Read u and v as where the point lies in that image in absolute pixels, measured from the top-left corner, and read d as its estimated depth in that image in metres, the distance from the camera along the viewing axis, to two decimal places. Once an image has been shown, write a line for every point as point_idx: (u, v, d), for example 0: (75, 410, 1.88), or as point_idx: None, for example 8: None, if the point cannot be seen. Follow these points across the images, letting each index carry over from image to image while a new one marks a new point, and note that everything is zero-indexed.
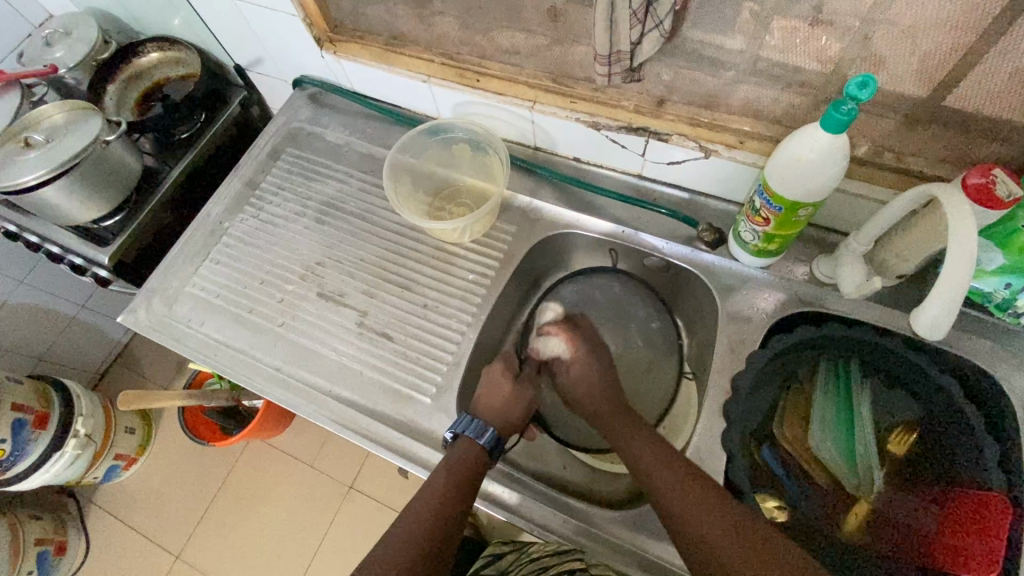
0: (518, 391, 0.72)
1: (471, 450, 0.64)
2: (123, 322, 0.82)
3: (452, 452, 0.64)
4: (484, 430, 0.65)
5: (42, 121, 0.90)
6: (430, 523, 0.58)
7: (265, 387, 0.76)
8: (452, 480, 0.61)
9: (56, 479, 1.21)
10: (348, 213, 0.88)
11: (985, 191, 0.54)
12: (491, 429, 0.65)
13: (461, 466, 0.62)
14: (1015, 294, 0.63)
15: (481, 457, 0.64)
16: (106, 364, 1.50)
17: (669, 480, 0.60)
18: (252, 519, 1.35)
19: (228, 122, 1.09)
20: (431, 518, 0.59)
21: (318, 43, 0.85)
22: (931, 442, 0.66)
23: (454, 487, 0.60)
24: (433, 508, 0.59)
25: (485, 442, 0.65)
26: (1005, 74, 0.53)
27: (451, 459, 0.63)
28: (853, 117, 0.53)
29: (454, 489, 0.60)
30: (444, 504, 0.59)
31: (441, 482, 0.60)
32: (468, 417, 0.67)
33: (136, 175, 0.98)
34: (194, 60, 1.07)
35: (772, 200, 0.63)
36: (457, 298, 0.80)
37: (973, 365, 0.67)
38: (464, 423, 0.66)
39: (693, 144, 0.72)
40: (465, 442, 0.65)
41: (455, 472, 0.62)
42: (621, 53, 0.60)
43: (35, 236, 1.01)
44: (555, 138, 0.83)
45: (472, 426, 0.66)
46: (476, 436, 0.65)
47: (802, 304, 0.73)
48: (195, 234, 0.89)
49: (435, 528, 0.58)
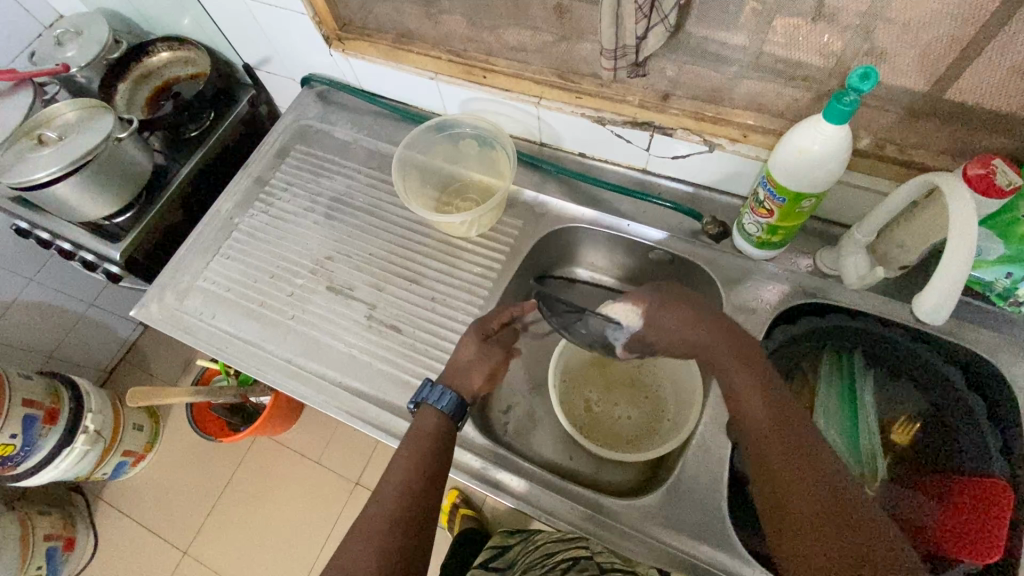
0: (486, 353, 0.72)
1: (429, 419, 0.64)
2: (136, 316, 0.83)
3: (417, 422, 0.64)
4: (449, 396, 0.66)
5: (55, 119, 0.92)
6: (405, 495, 0.57)
7: (277, 379, 0.77)
8: (417, 447, 0.61)
9: (66, 474, 1.22)
10: (357, 208, 0.89)
11: (986, 179, 0.55)
12: (449, 393, 0.66)
13: (422, 435, 0.63)
14: (1016, 284, 0.64)
15: (444, 423, 0.64)
16: (113, 363, 1.50)
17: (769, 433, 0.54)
18: (259, 514, 1.36)
19: (237, 120, 1.10)
20: (408, 484, 0.58)
21: (327, 42, 0.87)
22: (935, 431, 0.67)
23: (423, 453, 0.61)
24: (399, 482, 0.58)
25: (446, 407, 0.65)
26: (1007, 66, 0.54)
27: (414, 432, 0.63)
28: (855, 109, 0.54)
29: (423, 457, 0.60)
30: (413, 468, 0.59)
31: (406, 452, 0.61)
32: (434, 385, 0.67)
33: (147, 173, 0.99)
34: (204, 59, 1.09)
35: (775, 191, 0.64)
36: (465, 291, 0.81)
37: (975, 355, 0.67)
38: (426, 391, 0.67)
39: (698, 139, 0.73)
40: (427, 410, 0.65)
41: (415, 443, 0.62)
42: (626, 48, 0.61)
43: (47, 233, 1.03)
44: (561, 134, 0.84)
45: (434, 393, 0.66)
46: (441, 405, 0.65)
47: (805, 295, 0.74)
48: (207, 229, 0.90)
49: (411, 496, 0.57)
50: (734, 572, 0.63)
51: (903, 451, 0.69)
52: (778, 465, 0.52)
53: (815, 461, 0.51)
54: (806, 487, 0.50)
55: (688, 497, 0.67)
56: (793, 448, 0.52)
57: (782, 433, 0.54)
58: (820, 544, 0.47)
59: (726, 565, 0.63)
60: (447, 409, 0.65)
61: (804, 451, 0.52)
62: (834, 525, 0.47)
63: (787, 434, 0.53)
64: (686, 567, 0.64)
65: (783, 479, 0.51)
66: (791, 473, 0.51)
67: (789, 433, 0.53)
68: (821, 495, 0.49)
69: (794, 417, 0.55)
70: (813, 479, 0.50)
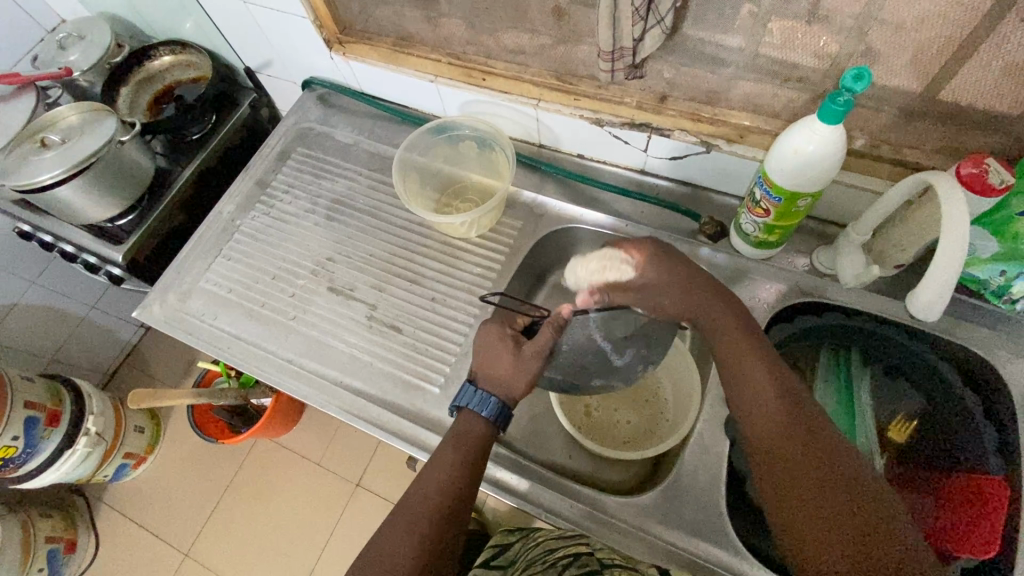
0: (523, 362, 0.65)
1: (471, 420, 0.64)
2: (139, 317, 0.84)
3: (458, 425, 0.64)
4: (492, 402, 0.64)
5: (58, 122, 0.93)
6: (445, 495, 0.58)
7: (278, 379, 0.78)
8: (454, 452, 0.61)
9: (67, 476, 1.22)
10: (358, 209, 0.90)
11: (978, 179, 0.56)
12: (493, 401, 0.64)
13: (467, 438, 0.62)
14: (1010, 281, 0.64)
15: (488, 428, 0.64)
16: (113, 367, 1.50)
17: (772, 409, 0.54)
18: (260, 515, 1.37)
19: (238, 123, 1.11)
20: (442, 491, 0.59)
21: (328, 45, 0.88)
22: (932, 429, 0.68)
23: (461, 459, 0.61)
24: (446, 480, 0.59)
25: (489, 414, 0.64)
26: (999, 66, 0.55)
27: (453, 435, 0.63)
28: (849, 109, 0.55)
29: (461, 463, 0.60)
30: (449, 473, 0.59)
31: (451, 453, 0.61)
32: (474, 387, 0.66)
33: (149, 175, 1.00)
34: (205, 63, 1.10)
35: (772, 191, 0.64)
36: (465, 291, 0.82)
37: (971, 352, 0.68)
38: (467, 394, 0.65)
39: (695, 139, 0.74)
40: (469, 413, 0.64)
41: (463, 446, 0.62)
42: (623, 50, 0.62)
43: (50, 236, 1.04)
44: (560, 135, 0.85)
45: (476, 398, 0.64)
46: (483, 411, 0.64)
47: (802, 295, 0.75)
48: (208, 231, 0.91)
49: (445, 504, 0.58)
50: (732, 568, 0.63)
51: (901, 450, 0.69)
52: (781, 445, 0.52)
53: (825, 451, 0.51)
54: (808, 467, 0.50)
55: (687, 495, 0.67)
56: (797, 429, 0.53)
57: (788, 414, 0.54)
58: (819, 525, 0.48)
59: (725, 561, 0.64)
60: (490, 416, 0.64)
61: (810, 432, 0.52)
62: (838, 508, 0.48)
63: (797, 423, 0.53)
64: (686, 564, 0.64)
65: (785, 458, 0.52)
66: (791, 454, 0.52)
67: (796, 416, 0.53)
68: (824, 477, 0.49)
69: (800, 402, 0.54)
70: (814, 460, 0.50)
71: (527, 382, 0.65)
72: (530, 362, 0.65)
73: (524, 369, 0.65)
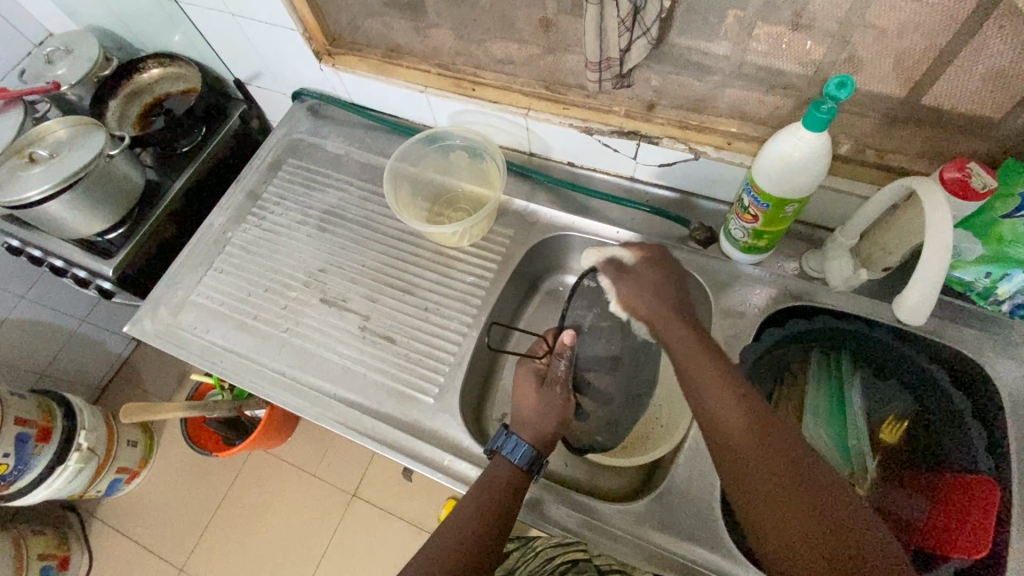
0: (547, 397, 0.69)
1: (498, 467, 0.64)
2: (130, 332, 0.84)
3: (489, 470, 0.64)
4: (524, 448, 0.64)
5: (46, 137, 0.92)
6: (468, 536, 0.58)
7: (271, 392, 0.77)
8: (482, 494, 0.61)
9: (60, 492, 1.21)
10: (349, 220, 0.90)
11: (962, 184, 0.56)
12: (524, 447, 0.64)
13: (493, 486, 0.62)
14: (996, 282, 0.65)
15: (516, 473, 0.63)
16: (106, 380, 1.49)
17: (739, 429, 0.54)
18: (255, 528, 1.36)
19: (228, 135, 1.11)
20: (468, 533, 0.58)
21: (318, 56, 0.88)
22: (921, 429, 0.68)
23: (483, 500, 0.60)
24: (469, 523, 0.59)
25: (521, 460, 0.63)
26: (980, 71, 0.56)
27: (484, 477, 0.63)
28: (833, 116, 0.56)
29: (490, 503, 0.60)
30: (473, 516, 0.59)
31: (473, 495, 0.61)
32: (509, 432, 0.66)
33: (139, 189, 1.00)
34: (194, 75, 1.09)
35: (760, 197, 0.65)
36: (458, 300, 0.82)
37: (959, 353, 0.69)
38: (501, 438, 0.65)
39: (683, 147, 0.74)
40: (502, 458, 0.64)
41: (486, 490, 0.61)
42: (611, 60, 0.62)
43: (39, 251, 1.03)
44: (550, 144, 0.85)
45: (509, 443, 0.65)
46: (517, 459, 0.64)
47: (792, 298, 0.75)
48: (199, 243, 0.90)
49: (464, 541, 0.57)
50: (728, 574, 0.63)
51: (892, 450, 0.70)
52: (744, 462, 0.52)
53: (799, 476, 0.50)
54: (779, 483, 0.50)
55: (682, 500, 0.67)
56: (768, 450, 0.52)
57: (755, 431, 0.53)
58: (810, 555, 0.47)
59: (720, 566, 0.64)
60: (524, 464, 0.63)
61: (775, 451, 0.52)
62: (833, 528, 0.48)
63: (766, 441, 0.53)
64: (682, 570, 0.64)
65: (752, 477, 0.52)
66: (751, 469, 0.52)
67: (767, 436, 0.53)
68: (792, 494, 0.49)
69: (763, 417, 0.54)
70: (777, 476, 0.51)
71: (559, 420, 0.68)
72: (555, 393, 0.70)
73: (556, 407, 0.69)
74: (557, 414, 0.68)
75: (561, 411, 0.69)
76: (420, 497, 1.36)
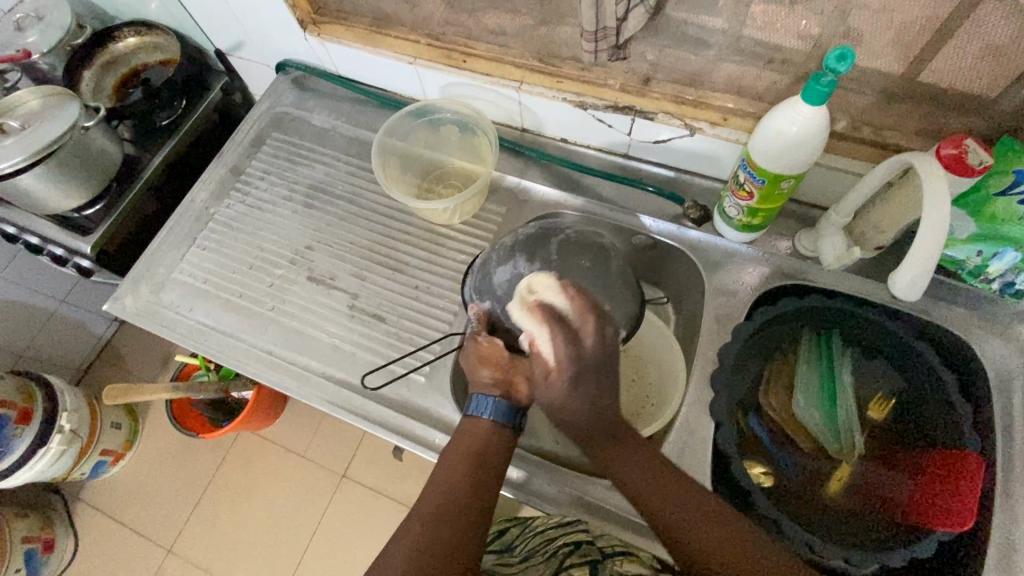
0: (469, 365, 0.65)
1: (462, 437, 0.61)
2: (109, 310, 0.81)
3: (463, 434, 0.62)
4: (488, 402, 0.62)
5: (17, 108, 0.88)
6: (456, 488, 0.57)
7: (257, 371, 0.76)
8: (460, 455, 0.60)
9: (42, 475, 1.18)
10: (336, 196, 0.88)
11: (957, 159, 0.56)
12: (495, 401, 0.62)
13: (468, 443, 0.61)
14: (986, 261, 0.65)
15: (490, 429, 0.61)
16: (88, 362, 1.43)
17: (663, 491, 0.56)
18: (245, 509, 1.35)
19: (209, 109, 1.07)
20: (453, 492, 0.57)
21: (301, 26, 0.85)
22: (908, 409, 0.69)
23: (464, 454, 0.60)
24: (453, 476, 0.58)
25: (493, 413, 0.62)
26: (979, 47, 0.55)
27: (457, 439, 0.62)
28: (833, 89, 0.55)
29: (467, 458, 0.59)
30: (455, 476, 0.58)
31: (453, 452, 0.61)
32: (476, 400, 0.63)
33: (116, 163, 0.96)
34: (172, 45, 1.05)
35: (755, 173, 0.64)
36: (448, 278, 0.81)
37: (946, 331, 0.70)
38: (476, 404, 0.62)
39: (678, 123, 0.73)
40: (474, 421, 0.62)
41: (463, 445, 0.61)
42: (606, 30, 0.61)
43: (14, 228, 0.99)
44: (542, 119, 0.84)
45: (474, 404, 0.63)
46: (485, 414, 0.62)
47: (784, 277, 0.75)
48: (181, 219, 0.88)
49: (452, 495, 0.56)
50: None
51: (876, 427, 0.71)
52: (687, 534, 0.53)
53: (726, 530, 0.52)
54: (707, 539, 0.52)
55: None
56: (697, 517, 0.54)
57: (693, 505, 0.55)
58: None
59: None
60: (495, 417, 0.61)
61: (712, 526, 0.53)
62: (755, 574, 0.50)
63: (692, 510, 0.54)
64: None
65: (684, 532, 0.53)
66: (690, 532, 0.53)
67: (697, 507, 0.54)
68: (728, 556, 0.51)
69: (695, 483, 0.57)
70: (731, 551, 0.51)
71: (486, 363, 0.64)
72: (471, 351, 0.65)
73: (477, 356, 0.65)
74: (473, 357, 0.64)
75: (478, 355, 0.64)
76: (410, 477, 1.36)
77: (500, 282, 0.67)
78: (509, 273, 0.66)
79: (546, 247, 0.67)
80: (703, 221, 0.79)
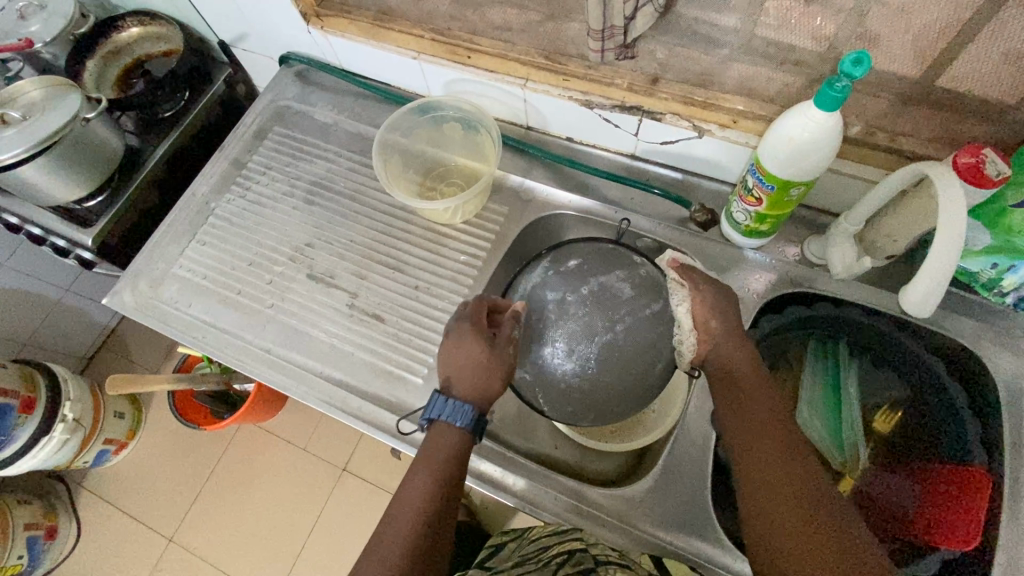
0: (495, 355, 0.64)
1: (418, 477, 0.58)
2: (109, 304, 0.81)
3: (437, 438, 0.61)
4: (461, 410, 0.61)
5: (19, 98, 0.87)
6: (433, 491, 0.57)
7: (256, 370, 0.75)
8: (439, 458, 0.59)
9: (45, 463, 1.19)
10: (337, 193, 0.87)
11: (975, 169, 0.54)
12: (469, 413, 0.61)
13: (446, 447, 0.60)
14: (1001, 273, 0.63)
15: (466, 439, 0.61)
16: (93, 350, 1.44)
17: (765, 442, 0.55)
18: (245, 501, 1.36)
19: (212, 101, 1.06)
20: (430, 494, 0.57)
21: (305, 18, 0.83)
22: (914, 419, 0.69)
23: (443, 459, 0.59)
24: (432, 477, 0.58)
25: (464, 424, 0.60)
26: (1000, 53, 0.53)
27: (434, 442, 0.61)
28: (847, 95, 0.53)
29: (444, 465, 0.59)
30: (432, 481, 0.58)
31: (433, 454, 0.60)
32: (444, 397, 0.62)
33: (118, 155, 0.95)
34: (176, 35, 1.04)
35: (764, 179, 0.62)
36: (449, 279, 0.80)
37: (957, 343, 0.68)
38: (444, 405, 0.61)
39: (686, 124, 0.71)
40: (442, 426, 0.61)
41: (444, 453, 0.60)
42: (614, 29, 0.59)
43: (16, 218, 0.99)
44: (548, 117, 0.82)
45: (448, 408, 0.61)
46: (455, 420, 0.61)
47: (792, 285, 0.73)
48: (181, 214, 0.87)
49: (429, 498, 0.57)
50: (716, 558, 0.63)
51: (884, 439, 0.70)
52: (770, 483, 0.53)
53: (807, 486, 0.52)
54: (787, 494, 0.52)
55: (674, 484, 0.67)
56: (790, 469, 0.53)
57: (785, 462, 0.54)
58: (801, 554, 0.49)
59: (707, 551, 0.64)
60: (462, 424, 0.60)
61: (794, 482, 0.52)
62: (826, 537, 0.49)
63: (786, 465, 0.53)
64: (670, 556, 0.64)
65: (762, 477, 0.54)
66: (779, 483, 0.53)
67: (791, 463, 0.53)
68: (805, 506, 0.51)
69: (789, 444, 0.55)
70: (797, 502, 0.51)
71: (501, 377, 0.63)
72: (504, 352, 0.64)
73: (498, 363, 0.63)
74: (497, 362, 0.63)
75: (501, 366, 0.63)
76: None
77: (536, 357, 0.68)
78: (550, 352, 0.67)
79: (591, 342, 0.67)
80: (709, 225, 0.78)
